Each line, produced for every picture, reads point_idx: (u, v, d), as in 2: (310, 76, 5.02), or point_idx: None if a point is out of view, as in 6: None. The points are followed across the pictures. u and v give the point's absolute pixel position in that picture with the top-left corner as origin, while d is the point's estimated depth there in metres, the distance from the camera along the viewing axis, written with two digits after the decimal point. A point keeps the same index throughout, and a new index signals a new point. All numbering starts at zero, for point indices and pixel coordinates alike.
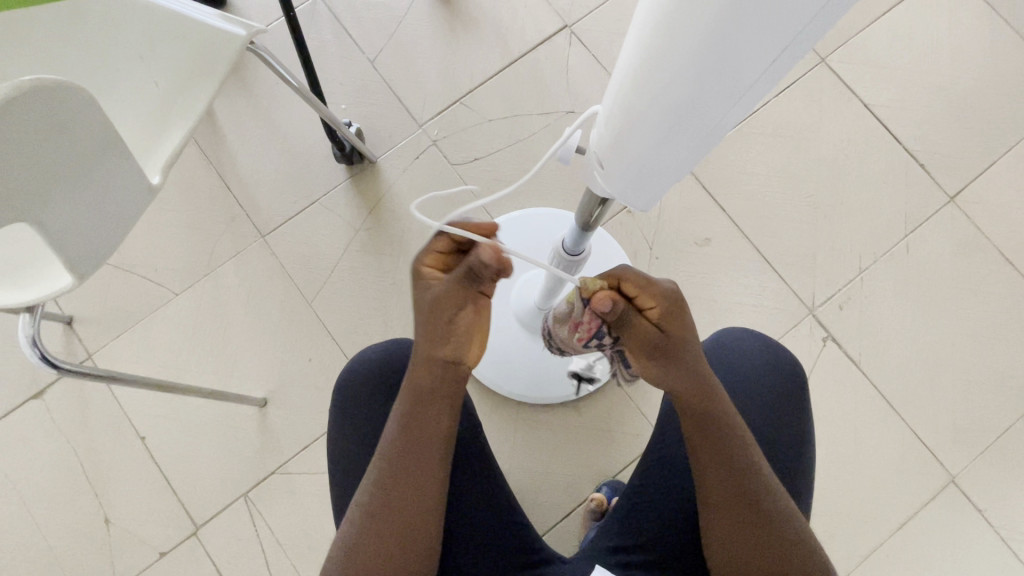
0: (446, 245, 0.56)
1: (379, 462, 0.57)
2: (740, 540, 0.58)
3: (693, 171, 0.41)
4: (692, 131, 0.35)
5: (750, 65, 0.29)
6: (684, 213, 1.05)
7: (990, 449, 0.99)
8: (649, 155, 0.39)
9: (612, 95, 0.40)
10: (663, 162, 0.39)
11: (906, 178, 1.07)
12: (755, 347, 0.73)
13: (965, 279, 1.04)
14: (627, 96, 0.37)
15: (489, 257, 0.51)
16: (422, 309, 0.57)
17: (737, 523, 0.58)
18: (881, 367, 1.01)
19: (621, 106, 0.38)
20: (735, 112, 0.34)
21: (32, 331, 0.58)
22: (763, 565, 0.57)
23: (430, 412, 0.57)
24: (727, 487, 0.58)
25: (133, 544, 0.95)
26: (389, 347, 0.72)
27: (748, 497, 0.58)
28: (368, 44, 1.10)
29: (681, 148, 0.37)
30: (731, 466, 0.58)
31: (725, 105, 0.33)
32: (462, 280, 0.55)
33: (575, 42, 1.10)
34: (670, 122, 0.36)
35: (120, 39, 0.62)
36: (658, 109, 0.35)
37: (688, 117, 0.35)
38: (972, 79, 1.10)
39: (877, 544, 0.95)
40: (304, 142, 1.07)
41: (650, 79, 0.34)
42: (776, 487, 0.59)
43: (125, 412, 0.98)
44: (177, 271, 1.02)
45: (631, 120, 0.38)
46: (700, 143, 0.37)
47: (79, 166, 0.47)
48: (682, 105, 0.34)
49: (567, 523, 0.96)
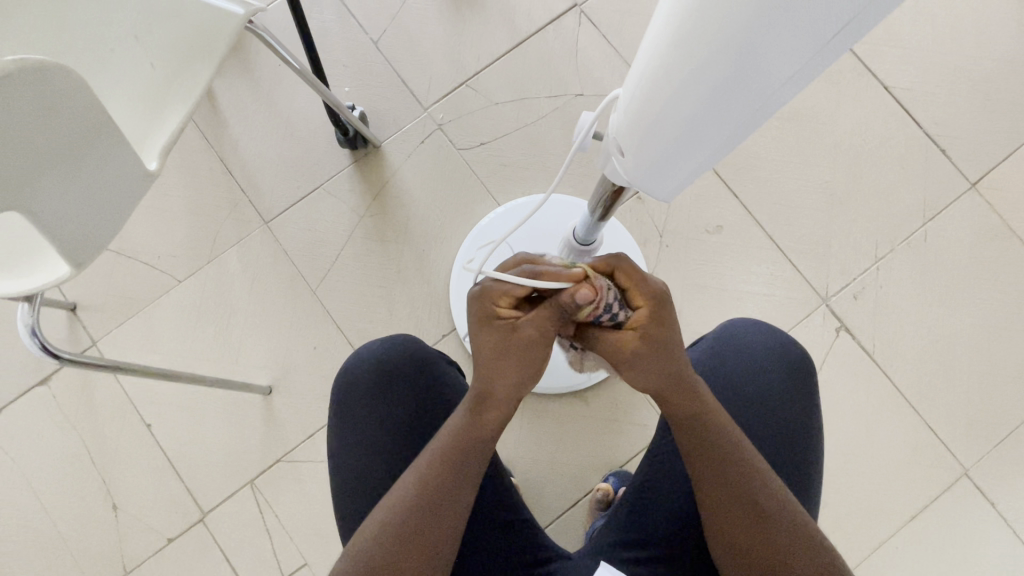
0: (526, 290, 0.53)
1: (412, 485, 0.57)
2: (756, 545, 0.56)
3: (720, 160, 0.39)
4: (723, 121, 0.34)
5: (791, 52, 0.28)
6: (696, 200, 1.02)
7: (1005, 442, 0.97)
8: (674, 145, 0.37)
9: (633, 78, 0.37)
10: (688, 153, 0.37)
11: (926, 163, 1.03)
12: (765, 338, 0.71)
13: (984, 267, 1.01)
14: (651, 77, 0.34)
15: (583, 301, 0.50)
16: (507, 354, 0.55)
17: (753, 529, 0.56)
18: (895, 359, 0.99)
19: (644, 96, 0.36)
20: (771, 100, 0.32)
21: (31, 321, 0.57)
22: (781, 567, 0.56)
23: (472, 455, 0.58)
24: (739, 489, 0.57)
25: (142, 530, 0.95)
26: (393, 340, 0.71)
27: (751, 500, 0.56)
28: (371, 25, 1.06)
29: (709, 137, 0.36)
30: (743, 468, 0.57)
31: (759, 94, 0.31)
32: (554, 323, 0.54)
33: (585, 21, 1.06)
34: (701, 106, 0.33)
35: (112, 18, 0.60)
36: (689, 95, 0.33)
37: (721, 98, 0.32)
38: (998, 61, 1.05)
39: (886, 536, 0.94)
40: (307, 127, 1.04)
41: (678, 60, 0.32)
42: (783, 486, 0.58)
43: (130, 400, 0.98)
44: (180, 257, 1.01)
45: (653, 110, 0.36)
46: (732, 129, 0.35)
47: (70, 151, 0.46)
48: (716, 95, 0.32)
49: (573, 513, 0.95)
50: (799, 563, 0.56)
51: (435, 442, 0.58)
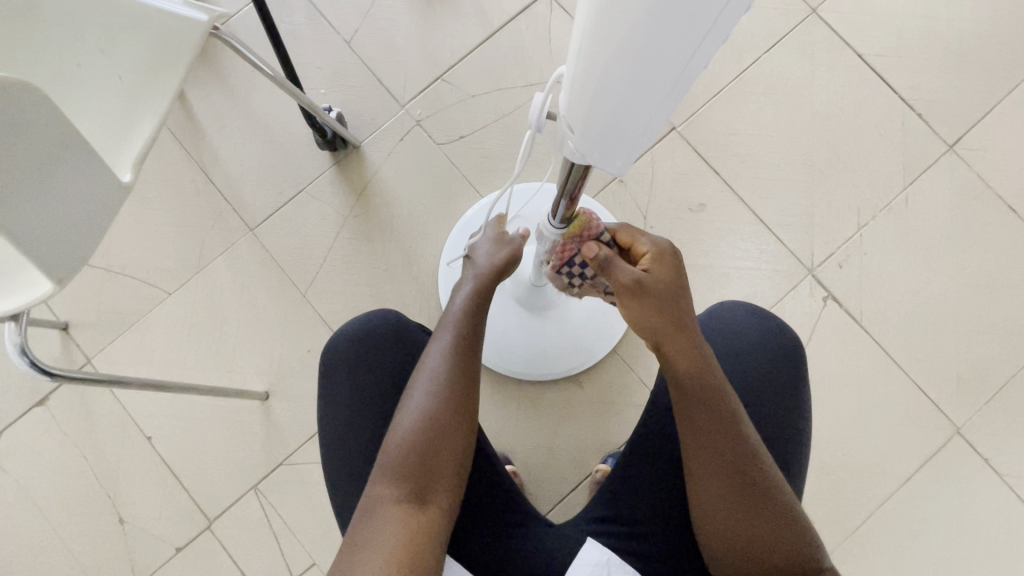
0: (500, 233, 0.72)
1: (412, 410, 0.59)
2: (722, 500, 0.58)
3: (668, 122, 0.39)
4: (657, 79, 0.33)
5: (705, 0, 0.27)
6: (678, 179, 1.03)
7: (995, 398, 0.99)
8: (616, 110, 0.37)
9: (572, 48, 0.37)
10: (631, 116, 0.37)
11: (904, 128, 1.04)
12: (748, 312, 0.73)
13: (966, 227, 1.02)
14: (586, 47, 0.35)
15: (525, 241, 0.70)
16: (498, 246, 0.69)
17: (721, 485, 0.57)
18: (883, 323, 1.00)
19: (582, 64, 0.36)
20: (700, 58, 0.31)
21: (19, 339, 0.57)
22: (745, 528, 0.57)
23: (453, 403, 0.59)
24: (710, 446, 0.58)
25: (150, 542, 0.96)
26: (376, 321, 0.71)
27: (724, 459, 0.57)
28: (343, 25, 1.06)
29: (646, 98, 0.35)
30: (719, 426, 0.58)
31: (684, 51, 0.31)
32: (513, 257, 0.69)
33: (556, 8, 1.07)
34: (634, 67, 0.33)
35: (76, 34, 0.60)
36: (618, 57, 0.33)
37: (649, 57, 0.32)
38: (969, 22, 1.06)
39: (883, 499, 0.96)
40: (285, 131, 1.04)
41: (604, 22, 0.32)
42: (763, 453, 0.58)
43: (128, 414, 0.99)
44: (169, 270, 1.02)
45: (592, 77, 0.36)
46: (666, 89, 0.34)
47: (37, 165, 0.48)
48: (643, 54, 0.32)
49: (573, 496, 0.96)
50: (763, 527, 0.56)
51: (414, 395, 0.60)
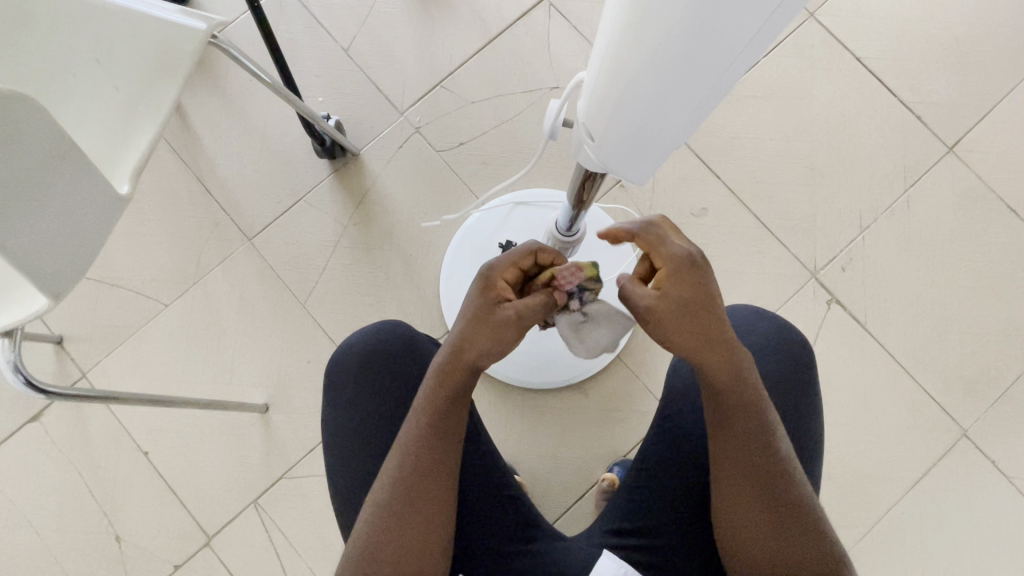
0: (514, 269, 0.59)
1: (402, 437, 0.58)
2: (752, 511, 0.56)
3: (692, 135, 0.38)
4: (687, 92, 0.33)
5: (746, 14, 0.27)
6: (680, 183, 1.02)
7: (1001, 400, 0.98)
8: (642, 120, 0.36)
9: (597, 56, 0.37)
10: (656, 128, 0.37)
11: (904, 131, 1.04)
12: (757, 318, 0.72)
13: (968, 229, 1.02)
14: (614, 56, 0.34)
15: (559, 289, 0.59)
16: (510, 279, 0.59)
17: (751, 496, 0.56)
18: (888, 326, 1.00)
19: (608, 72, 0.36)
20: (734, 70, 0.31)
21: (14, 356, 0.55)
22: (773, 541, 0.56)
23: (436, 431, 0.57)
24: (746, 457, 0.56)
25: (147, 560, 0.94)
26: (382, 332, 0.70)
27: (758, 471, 0.56)
28: (340, 33, 1.05)
29: (673, 110, 0.35)
30: (757, 438, 0.56)
31: (719, 66, 0.30)
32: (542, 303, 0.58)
33: (555, 14, 1.06)
34: (664, 79, 0.33)
35: (71, 43, 0.59)
36: (649, 68, 0.33)
37: (681, 69, 0.31)
38: (966, 25, 1.06)
39: (892, 503, 0.95)
40: (283, 140, 1.03)
41: (636, 31, 0.32)
42: (795, 467, 0.57)
43: (124, 429, 0.97)
44: (165, 281, 1.00)
45: (618, 86, 0.35)
46: (695, 102, 0.34)
47: (28, 177, 0.47)
48: (675, 66, 0.31)
49: (581, 505, 0.95)
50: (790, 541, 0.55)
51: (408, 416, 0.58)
